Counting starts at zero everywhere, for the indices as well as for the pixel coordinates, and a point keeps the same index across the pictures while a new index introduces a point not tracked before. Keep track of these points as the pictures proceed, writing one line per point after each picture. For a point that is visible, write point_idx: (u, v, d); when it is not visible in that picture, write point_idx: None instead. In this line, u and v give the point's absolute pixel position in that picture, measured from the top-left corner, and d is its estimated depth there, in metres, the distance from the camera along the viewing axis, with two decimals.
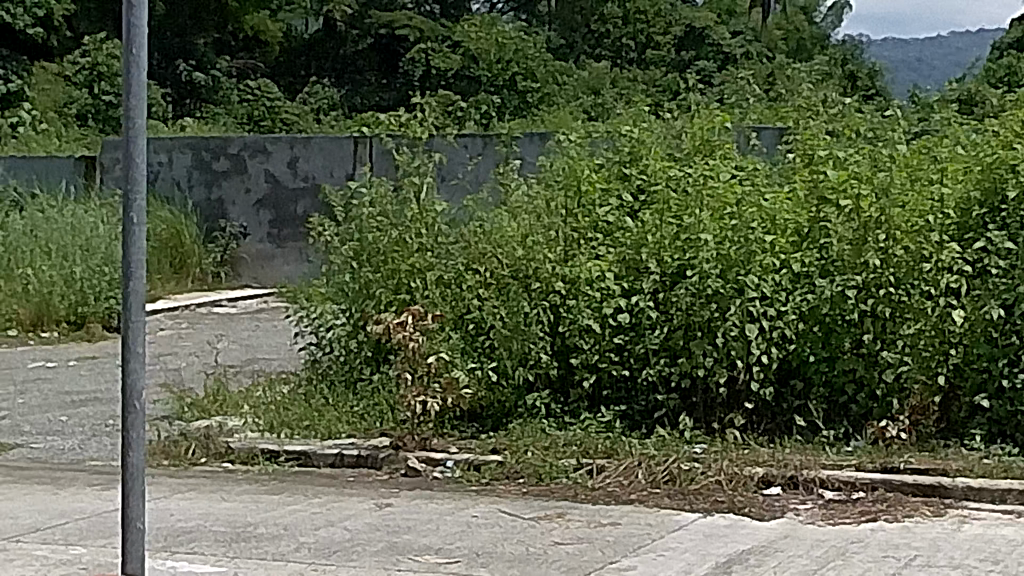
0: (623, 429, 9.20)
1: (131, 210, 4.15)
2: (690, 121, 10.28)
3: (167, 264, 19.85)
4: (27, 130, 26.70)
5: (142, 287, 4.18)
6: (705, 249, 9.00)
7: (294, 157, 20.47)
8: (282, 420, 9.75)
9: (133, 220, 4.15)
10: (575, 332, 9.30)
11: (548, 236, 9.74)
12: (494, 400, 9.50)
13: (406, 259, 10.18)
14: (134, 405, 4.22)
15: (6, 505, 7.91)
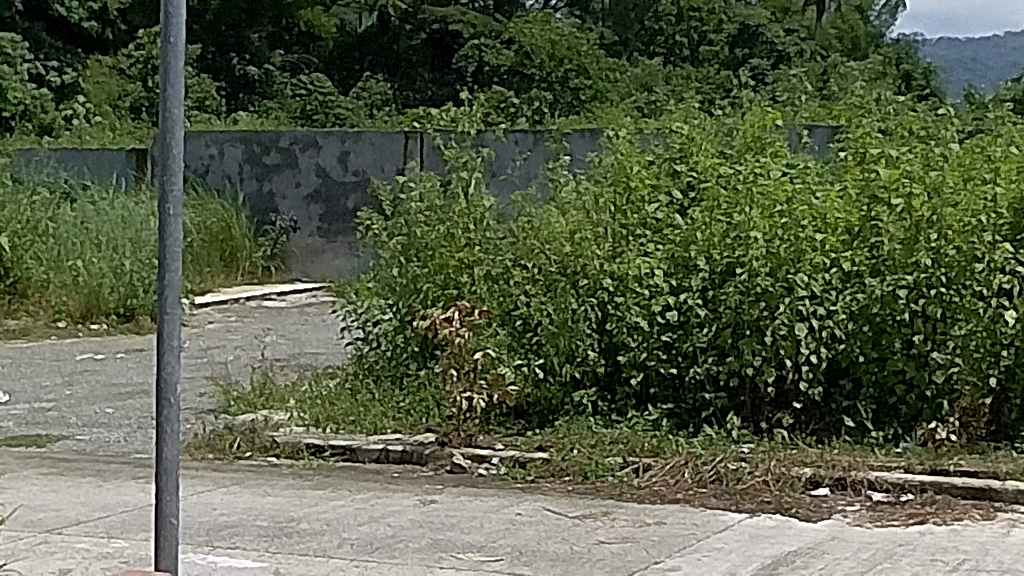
0: (670, 428, 9.09)
1: (169, 200, 3.86)
2: (742, 120, 10.18)
3: (217, 257, 19.84)
4: (81, 123, 26.80)
5: (179, 281, 3.89)
6: (755, 246, 8.96)
7: (344, 152, 20.45)
8: (327, 415, 9.71)
9: (170, 212, 3.86)
10: (622, 330, 9.21)
11: (595, 232, 9.70)
12: (541, 398, 9.41)
13: (454, 254, 10.16)
14: (168, 409, 3.93)
15: (50, 496, 7.90)
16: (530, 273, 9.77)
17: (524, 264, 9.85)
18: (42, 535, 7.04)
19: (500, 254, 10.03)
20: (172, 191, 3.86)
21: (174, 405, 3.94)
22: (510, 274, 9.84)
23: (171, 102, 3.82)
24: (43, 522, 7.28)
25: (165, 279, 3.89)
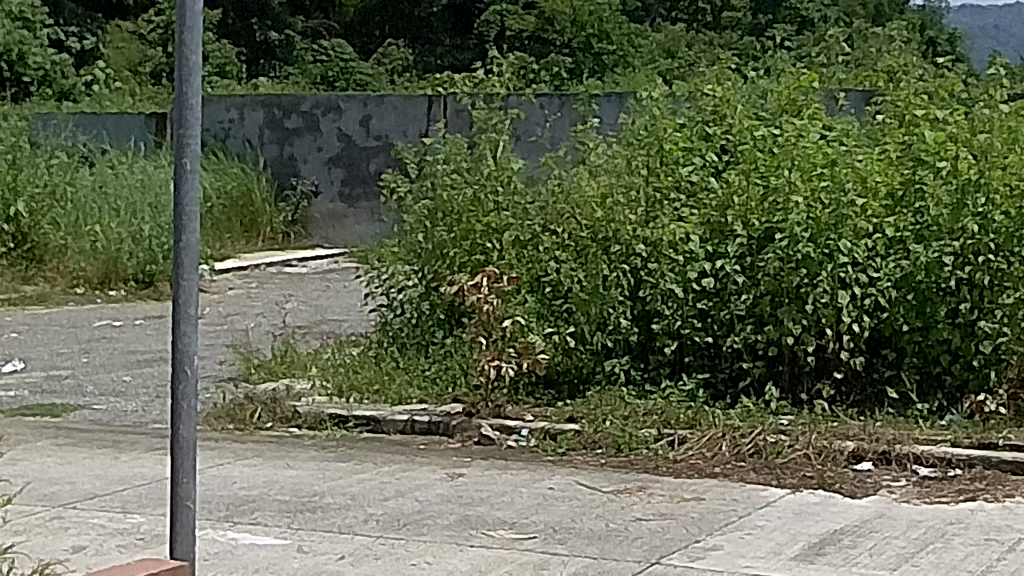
0: (706, 398, 8.76)
1: (187, 152, 3.71)
2: (776, 82, 9.83)
3: (238, 222, 19.60)
4: (100, 89, 26.52)
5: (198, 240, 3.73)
6: (796, 211, 8.64)
7: (367, 116, 20.16)
8: (351, 383, 9.41)
9: (189, 163, 3.69)
10: (657, 297, 8.89)
11: (628, 196, 9.43)
12: (572, 365, 9.10)
13: (481, 217, 9.86)
14: (185, 375, 3.73)
15: (65, 469, 7.61)
16: (560, 238, 9.44)
17: (553, 228, 9.53)
18: (56, 509, 6.76)
19: (528, 218, 9.72)
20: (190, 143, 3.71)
21: (191, 376, 3.74)
22: (539, 239, 9.52)
23: (187, 42, 3.67)
24: (57, 496, 6.99)
25: (181, 237, 3.73)
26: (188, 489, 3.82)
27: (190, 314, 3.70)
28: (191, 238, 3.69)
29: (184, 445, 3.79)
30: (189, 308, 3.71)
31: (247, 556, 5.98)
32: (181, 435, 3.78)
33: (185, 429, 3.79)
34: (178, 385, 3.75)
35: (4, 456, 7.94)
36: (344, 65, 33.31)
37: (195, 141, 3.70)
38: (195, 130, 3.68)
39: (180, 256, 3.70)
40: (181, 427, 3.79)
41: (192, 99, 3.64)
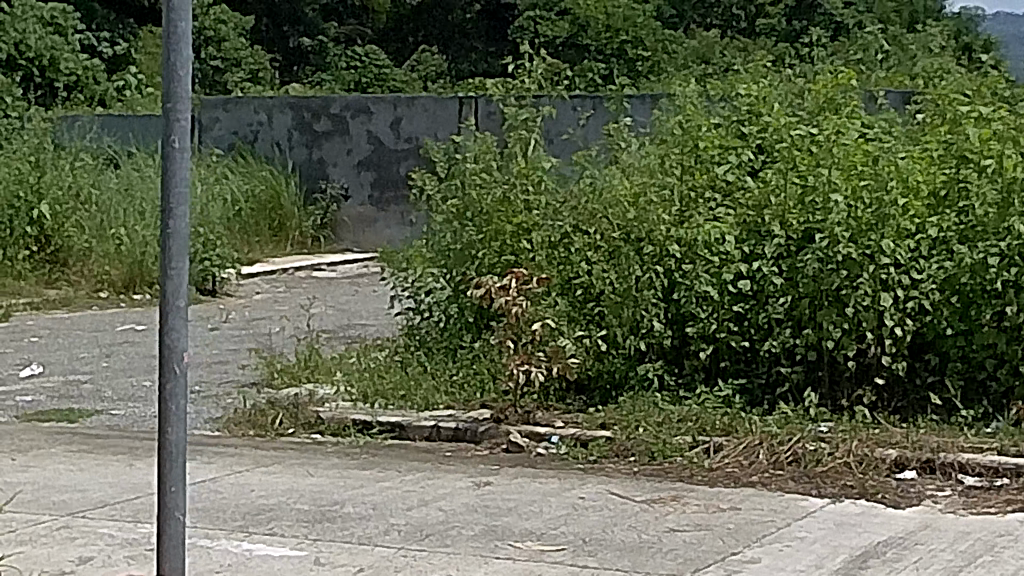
0: (743, 404, 8.46)
1: (175, 132, 3.66)
2: (814, 81, 9.54)
3: (266, 226, 19.36)
4: (132, 94, 26.32)
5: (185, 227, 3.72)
6: (835, 211, 8.34)
7: (397, 118, 19.88)
8: (375, 389, 9.13)
9: (177, 148, 3.66)
10: (692, 299, 8.59)
11: (661, 195, 9.10)
12: (604, 370, 8.84)
13: (510, 218, 9.59)
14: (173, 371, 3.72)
15: (78, 476, 7.35)
16: (592, 239, 9.16)
17: (585, 228, 9.25)
18: (65, 518, 6.49)
19: (559, 218, 9.44)
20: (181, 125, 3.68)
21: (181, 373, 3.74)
22: (571, 240, 9.24)
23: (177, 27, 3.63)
24: (67, 504, 6.72)
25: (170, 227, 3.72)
26: (176, 486, 3.84)
27: (177, 314, 3.71)
28: (180, 228, 3.69)
29: (174, 442, 3.79)
30: (176, 307, 3.72)
31: (261, 568, 5.71)
32: (171, 437, 3.78)
33: (174, 427, 3.79)
34: (165, 383, 3.75)
35: (16, 463, 7.68)
36: (377, 71, 33.10)
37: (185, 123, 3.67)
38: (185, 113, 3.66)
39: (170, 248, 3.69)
40: (170, 425, 3.79)
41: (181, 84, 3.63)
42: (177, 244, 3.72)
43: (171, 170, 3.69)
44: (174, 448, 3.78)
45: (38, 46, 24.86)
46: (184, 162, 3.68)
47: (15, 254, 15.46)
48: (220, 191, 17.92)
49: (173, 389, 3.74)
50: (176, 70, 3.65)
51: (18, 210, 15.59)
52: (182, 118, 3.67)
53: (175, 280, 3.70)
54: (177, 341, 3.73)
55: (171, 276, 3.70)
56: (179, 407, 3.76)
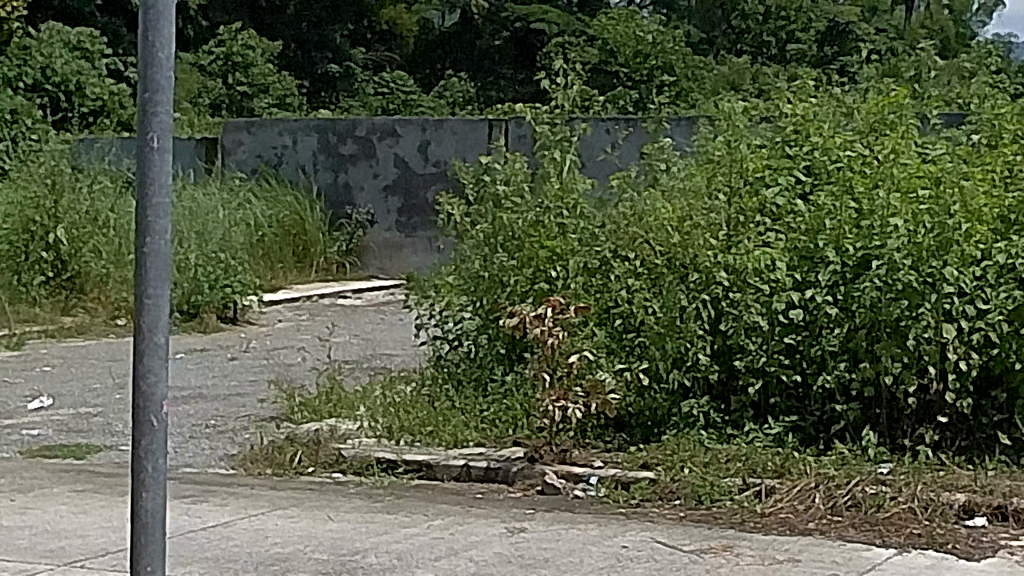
0: (796, 444, 7.90)
1: (152, 133, 3.03)
2: (863, 99, 8.95)
3: (290, 252, 18.77)
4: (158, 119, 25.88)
5: (167, 249, 3.04)
6: (896, 237, 7.76)
7: (425, 141, 19.39)
8: (401, 424, 8.55)
9: (155, 142, 3.02)
10: (740, 331, 8.00)
11: (708, 219, 8.54)
12: (645, 407, 8.28)
13: (545, 243, 9.09)
14: (148, 423, 3.05)
15: (79, 520, 6.79)
16: (632, 265, 8.62)
17: (624, 254, 8.72)
18: (61, 569, 5.94)
19: (598, 244, 8.88)
20: (158, 118, 3.02)
21: (155, 426, 3.06)
22: (610, 266, 8.71)
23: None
24: (65, 553, 6.17)
25: (147, 245, 3.04)
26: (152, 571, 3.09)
27: (156, 348, 3.04)
28: (158, 249, 3.03)
29: (148, 514, 3.09)
30: (155, 340, 3.04)
31: None
32: (145, 504, 3.09)
33: (150, 496, 3.10)
34: (139, 438, 3.07)
35: (15, 505, 7.12)
36: (404, 97, 32.66)
37: (163, 117, 3.03)
38: (163, 96, 3.02)
39: (148, 269, 3.03)
40: (145, 493, 3.09)
41: (162, 68, 2.99)
42: (152, 255, 3.04)
43: (149, 155, 3.03)
44: (150, 520, 3.08)
45: (63, 70, 24.39)
46: (165, 148, 3.03)
47: (31, 279, 14.77)
48: (244, 216, 17.38)
49: (150, 446, 3.06)
50: (154, 60, 3.01)
51: (34, 235, 14.89)
52: (163, 97, 3.02)
53: (154, 303, 3.04)
54: (157, 386, 3.05)
55: (148, 300, 3.04)
56: (158, 469, 3.07)
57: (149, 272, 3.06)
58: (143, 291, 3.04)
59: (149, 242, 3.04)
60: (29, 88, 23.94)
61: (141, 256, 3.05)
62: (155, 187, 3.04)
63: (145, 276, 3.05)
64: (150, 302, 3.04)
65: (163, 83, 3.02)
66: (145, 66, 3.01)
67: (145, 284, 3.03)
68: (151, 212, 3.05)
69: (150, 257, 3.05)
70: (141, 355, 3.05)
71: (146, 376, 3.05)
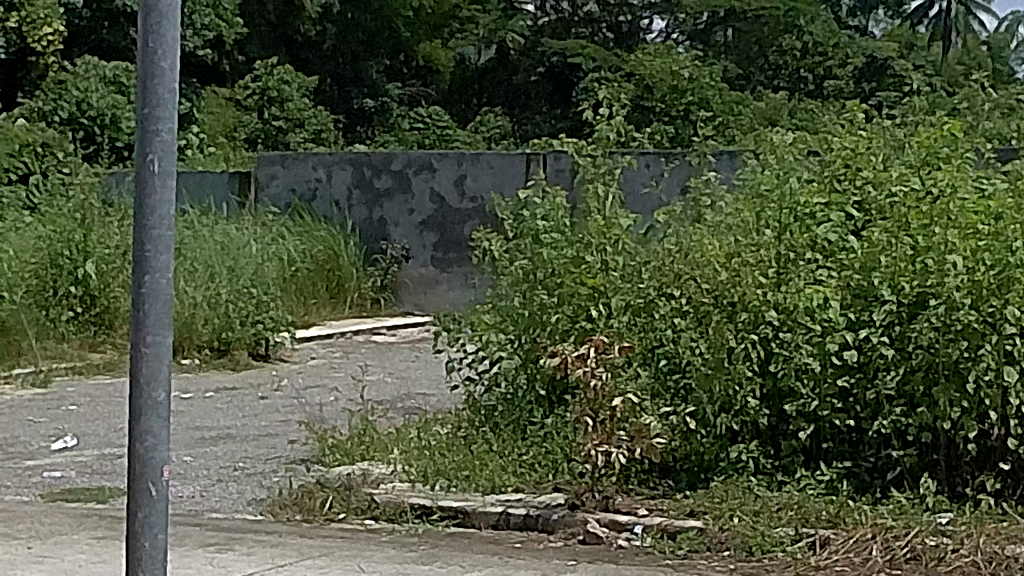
0: (851, 493, 7.56)
1: (152, 161, 3.14)
2: (915, 131, 8.58)
3: (324, 287, 18.38)
4: (194, 154, 25.65)
5: (167, 290, 3.16)
6: (953, 274, 7.39)
7: (461, 175, 19.12)
8: (437, 468, 8.20)
9: (155, 169, 3.13)
10: (790, 373, 7.62)
11: (754, 254, 8.14)
12: (691, 451, 7.95)
13: (586, 279, 8.79)
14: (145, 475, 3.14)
15: (101, 570, 6.47)
16: (679, 303, 8.25)
17: (670, 290, 8.34)
18: None
19: (641, 282, 8.56)
20: (159, 138, 3.13)
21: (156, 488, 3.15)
22: (654, 304, 8.36)
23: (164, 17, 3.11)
24: None
25: (148, 282, 3.15)
26: None
27: (156, 402, 3.12)
28: (160, 292, 3.15)
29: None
30: (154, 391, 3.13)
31: None
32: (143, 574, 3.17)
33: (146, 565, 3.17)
34: (136, 504, 3.16)
35: (31, 554, 6.80)
36: (440, 132, 32.45)
37: (167, 138, 3.14)
38: (168, 119, 3.12)
39: (152, 308, 3.13)
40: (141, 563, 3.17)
41: (165, 92, 3.10)
42: (154, 303, 3.15)
43: (150, 186, 3.13)
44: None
45: (99, 104, 24.02)
46: (166, 183, 3.13)
47: (60, 315, 14.48)
48: (277, 251, 17.09)
49: (149, 518, 3.15)
50: (155, 92, 3.12)
51: (62, 269, 14.58)
52: (163, 134, 3.13)
53: (153, 349, 3.12)
54: (156, 446, 3.14)
55: (147, 345, 3.12)
56: (159, 540, 3.16)
57: (150, 314, 3.16)
58: (142, 337, 3.13)
59: (147, 281, 3.14)
60: (64, 122, 23.81)
61: (140, 297, 3.15)
62: (155, 226, 3.14)
63: (143, 321, 3.14)
64: (147, 350, 3.12)
65: (166, 102, 3.12)
66: (143, 90, 3.12)
67: (144, 327, 3.13)
68: (149, 258, 3.16)
69: (150, 304, 3.16)
70: (139, 414, 3.13)
71: (144, 436, 3.14)
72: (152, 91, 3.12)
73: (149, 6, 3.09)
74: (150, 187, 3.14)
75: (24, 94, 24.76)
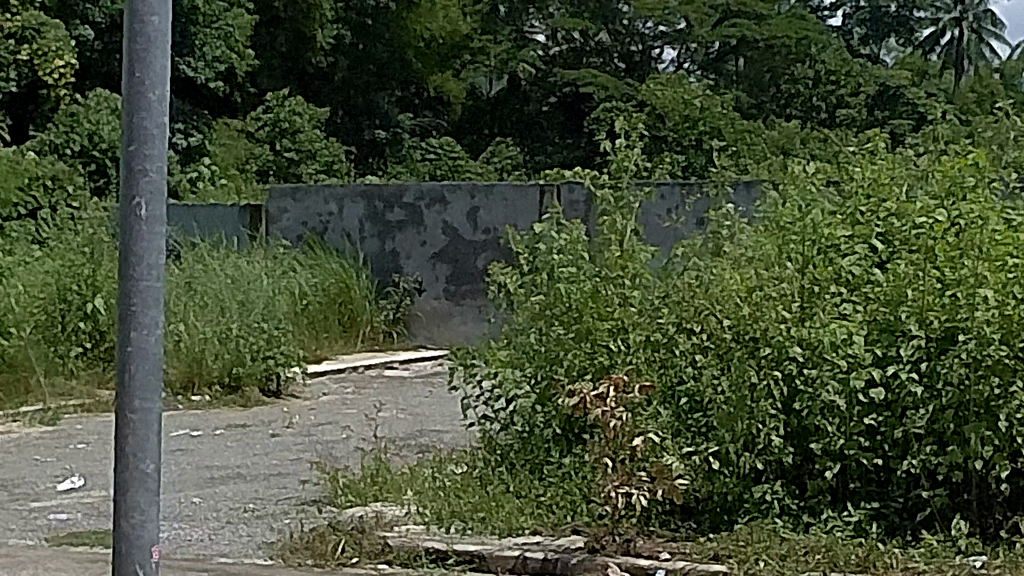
0: (880, 534, 7.33)
1: (140, 203, 3.33)
2: (939, 159, 8.36)
3: (336, 322, 18.14)
4: (206, 187, 25.34)
5: (154, 336, 3.34)
6: (983, 309, 7.18)
7: (474, 208, 18.97)
8: (452, 510, 7.97)
9: (144, 211, 3.32)
10: (815, 411, 7.37)
11: (776, 289, 7.86)
12: (713, 492, 7.68)
13: (604, 316, 8.59)
14: (134, 511, 3.32)
15: None
16: (699, 338, 7.98)
17: (690, 326, 8.07)
18: None
19: (660, 316, 8.32)
20: (148, 183, 3.33)
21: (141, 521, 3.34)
22: (675, 340, 8.12)
23: (155, 67, 3.30)
24: None
25: (138, 328, 3.34)
26: None
27: (141, 446, 3.32)
28: (148, 334, 3.33)
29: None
30: (142, 431, 3.32)
31: None
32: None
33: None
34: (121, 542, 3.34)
35: None
36: (453, 163, 32.32)
37: (155, 182, 3.33)
38: (156, 164, 3.32)
39: (140, 352, 3.32)
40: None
41: (155, 134, 3.31)
42: (140, 345, 3.33)
43: (137, 233, 3.34)
44: None
45: (111, 137, 23.90)
46: (152, 225, 3.33)
47: (68, 351, 14.25)
48: (288, 284, 16.89)
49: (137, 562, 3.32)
50: (146, 136, 3.33)
51: (70, 305, 14.35)
52: (153, 174, 3.33)
53: (137, 400, 3.31)
54: (143, 483, 3.33)
55: (130, 396, 3.32)
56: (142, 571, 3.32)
57: (138, 358, 3.35)
58: (127, 386, 3.32)
59: (136, 336, 3.33)
60: (76, 155, 23.57)
61: (127, 345, 3.34)
62: (143, 264, 3.34)
63: (129, 367, 3.34)
64: (132, 395, 3.32)
65: (155, 152, 3.33)
66: (135, 136, 3.32)
67: (131, 375, 3.32)
68: (138, 299, 3.35)
69: (138, 346, 3.34)
70: (130, 452, 3.34)
71: (133, 475, 3.33)
72: (140, 137, 3.33)
73: (137, 57, 3.30)
74: (140, 228, 3.34)
75: (36, 127, 24.61)
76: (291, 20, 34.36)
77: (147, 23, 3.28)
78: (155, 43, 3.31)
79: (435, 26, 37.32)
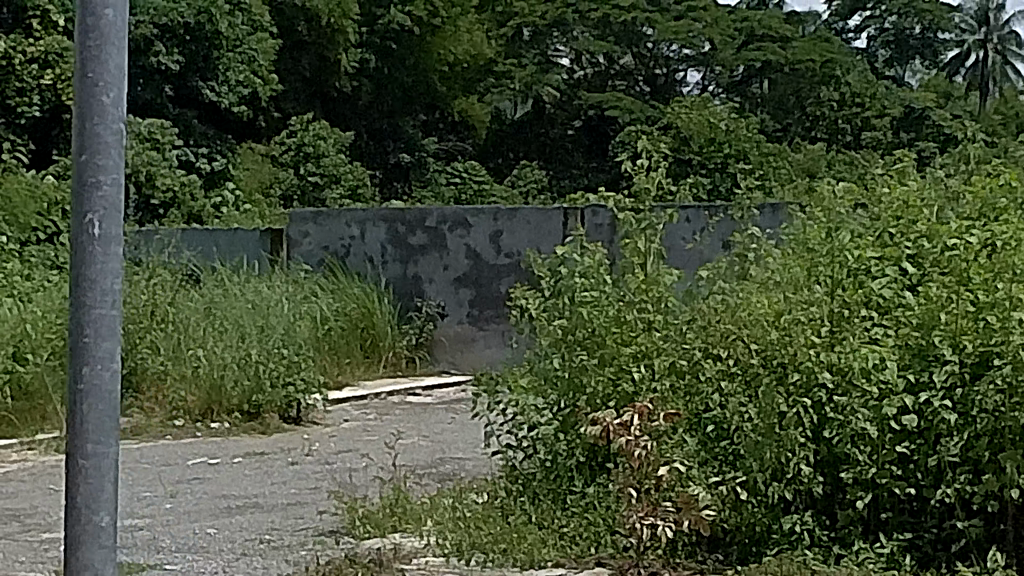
0: (912, 566, 7.11)
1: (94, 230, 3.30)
2: (969, 182, 8.18)
3: (358, 346, 17.94)
4: (230, 212, 25.10)
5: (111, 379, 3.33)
6: (1017, 332, 6.84)
7: (497, 231, 18.94)
8: (473, 542, 7.77)
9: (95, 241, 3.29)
10: (846, 440, 7.14)
11: (805, 313, 7.59)
12: (742, 524, 7.47)
13: (628, 342, 8.37)
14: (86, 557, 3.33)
15: None
16: (725, 364, 7.70)
17: (717, 352, 7.82)
18: None
19: (685, 341, 8.09)
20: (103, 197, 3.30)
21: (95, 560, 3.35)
22: (701, 366, 7.89)
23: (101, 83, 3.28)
24: None
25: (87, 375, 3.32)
26: None
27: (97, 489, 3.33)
28: (101, 377, 3.32)
29: None
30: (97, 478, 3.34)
31: None
32: None
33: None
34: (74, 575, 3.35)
35: None
36: (477, 186, 32.14)
37: (107, 197, 3.30)
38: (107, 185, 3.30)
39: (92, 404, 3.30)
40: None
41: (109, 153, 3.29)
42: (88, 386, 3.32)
43: (87, 250, 3.31)
44: None
45: (134, 161, 23.68)
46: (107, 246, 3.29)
47: None
48: (309, 309, 16.69)
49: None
50: (96, 154, 3.30)
51: None
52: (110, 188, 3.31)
53: (95, 451, 3.32)
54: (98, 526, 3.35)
55: (88, 447, 3.32)
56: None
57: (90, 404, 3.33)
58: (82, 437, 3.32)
59: (90, 372, 3.31)
60: None
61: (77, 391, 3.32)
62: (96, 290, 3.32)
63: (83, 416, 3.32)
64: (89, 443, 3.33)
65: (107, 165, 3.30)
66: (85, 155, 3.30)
67: (86, 432, 3.31)
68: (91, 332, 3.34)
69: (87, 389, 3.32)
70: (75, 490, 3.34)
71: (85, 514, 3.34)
72: (93, 154, 3.30)
73: (86, 63, 3.28)
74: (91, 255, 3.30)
75: (59, 152, 24.45)
76: (316, 43, 34.16)
77: (102, 14, 3.26)
78: (114, 49, 3.30)
79: (459, 50, 37.12)
